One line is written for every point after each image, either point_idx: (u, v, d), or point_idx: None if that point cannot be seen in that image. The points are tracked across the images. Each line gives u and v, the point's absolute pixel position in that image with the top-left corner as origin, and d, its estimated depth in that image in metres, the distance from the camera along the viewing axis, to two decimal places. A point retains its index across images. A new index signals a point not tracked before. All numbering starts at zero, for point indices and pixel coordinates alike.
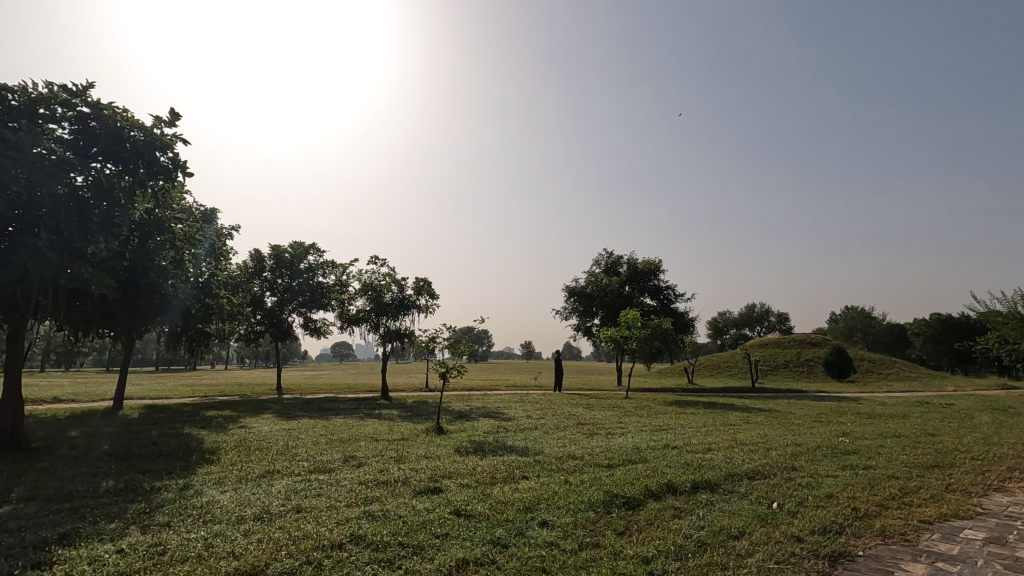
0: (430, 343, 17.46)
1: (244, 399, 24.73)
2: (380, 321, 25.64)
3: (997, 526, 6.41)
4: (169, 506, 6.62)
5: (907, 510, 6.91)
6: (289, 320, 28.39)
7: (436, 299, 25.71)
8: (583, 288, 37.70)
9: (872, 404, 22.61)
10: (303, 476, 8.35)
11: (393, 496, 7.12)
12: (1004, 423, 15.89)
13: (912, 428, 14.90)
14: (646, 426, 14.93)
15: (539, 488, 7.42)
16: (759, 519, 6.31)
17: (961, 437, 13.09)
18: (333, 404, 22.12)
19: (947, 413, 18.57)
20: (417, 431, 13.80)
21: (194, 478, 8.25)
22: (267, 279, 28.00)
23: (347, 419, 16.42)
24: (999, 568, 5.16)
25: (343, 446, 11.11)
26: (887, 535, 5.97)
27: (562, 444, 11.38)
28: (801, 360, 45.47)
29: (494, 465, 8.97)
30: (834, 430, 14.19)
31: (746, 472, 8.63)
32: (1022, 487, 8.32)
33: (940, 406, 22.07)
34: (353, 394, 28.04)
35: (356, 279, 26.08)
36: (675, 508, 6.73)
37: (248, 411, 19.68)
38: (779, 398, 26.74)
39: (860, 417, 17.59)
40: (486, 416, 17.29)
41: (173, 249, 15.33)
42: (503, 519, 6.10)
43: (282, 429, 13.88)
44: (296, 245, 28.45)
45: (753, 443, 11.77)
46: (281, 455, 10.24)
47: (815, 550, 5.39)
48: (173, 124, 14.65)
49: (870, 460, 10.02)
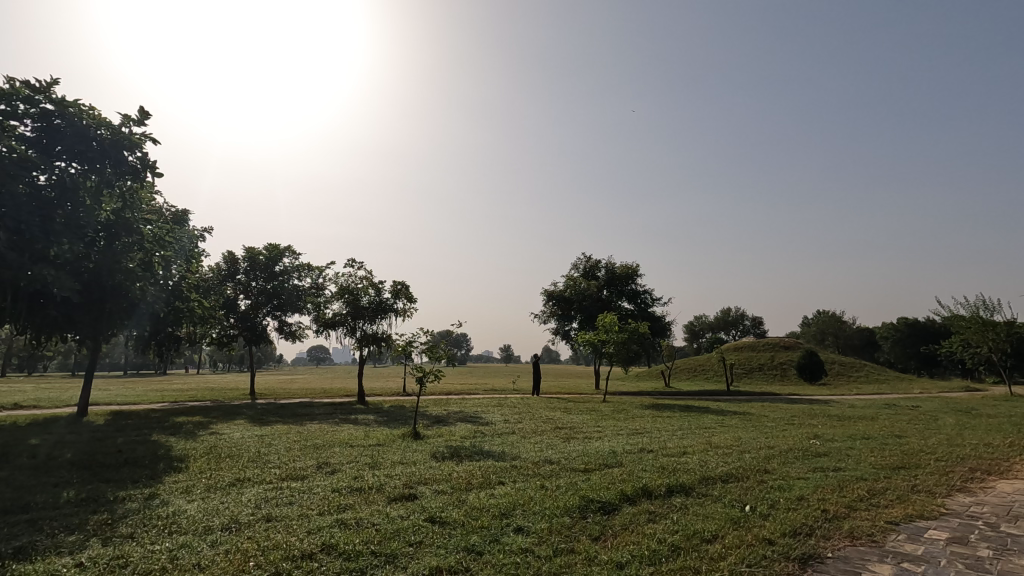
0: (407, 347, 17.31)
1: (216, 405, 24.23)
2: (357, 325, 25.36)
3: (960, 526, 6.60)
4: (133, 517, 6.42)
5: (875, 511, 7.07)
6: (264, 323, 27.88)
7: (414, 303, 25.49)
8: (561, 291, 37.86)
9: (842, 406, 23.13)
10: (274, 484, 8.19)
11: (367, 503, 7.03)
12: (967, 425, 16.42)
13: (880, 430, 15.29)
14: (623, 429, 15.03)
15: (515, 494, 7.39)
16: (731, 522, 6.39)
17: (927, 439, 13.46)
18: (308, 409, 21.77)
19: (914, 416, 19.10)
20: (393, 436, 13.64)
21: (160, 487, 8.01)
22: (241, 281, 27.47)
23: (322, 425, 16.15)
24: (961, 568, 5.30)
25: (317, 452, 10.92)
26: (856, 536, 6.09)
27: (539, 449, 11.37)
28: (775, 364, 46.35)
29: (470, 471, 8.93)
30: (806, 433, 14.44)
31: (720, 475, 8.73)
32: (984, 487, 8.60)
33: (906, 408, 22.72)
34: (329, 398, 27.64)
35: (333, 283, 25.73)
36: (650, 512, 6.76)
37: (220, 416, 19.24)
38: (753, 401, 27.24)
39: (830, 420, 18.02)
40: (464, 421, 17.21)
41: (141, 251, 14.92)
42: (478, 525, 6.06)
43: (255, 436, 13.61)
44: (271, 247, 27.98)
45: (727, 446, 11.93)
46: (252, 462, 10.03)
47: (786, 553, 5.47)
48: (142, 123, 14.34)
49: (839, 462, 10.25)
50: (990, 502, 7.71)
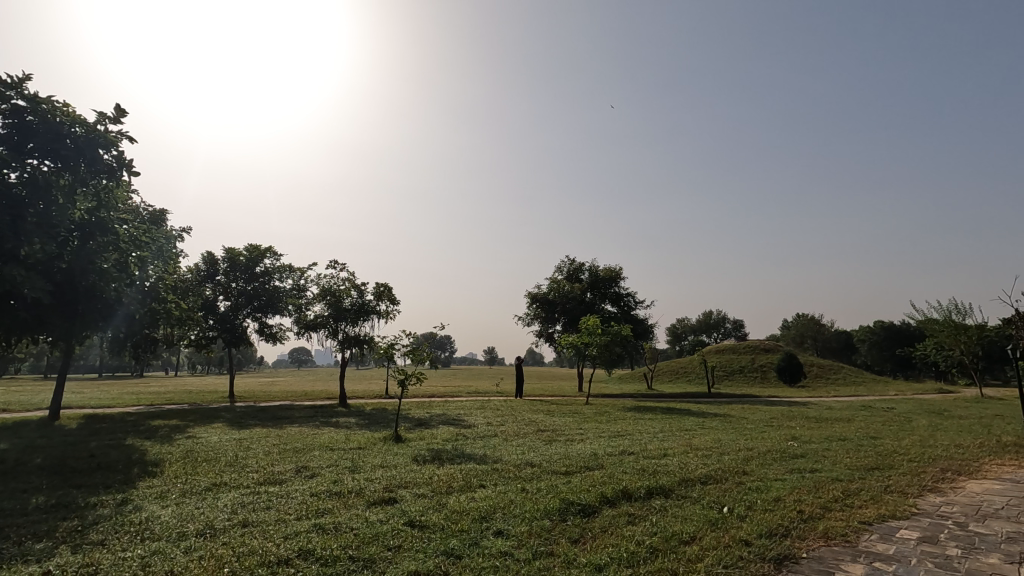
0: (389, 349, 17.19)
1: (194, 408, 23.77)
2: (339, 327, 25.14)
3: (930, 525, 6.75)
4: (104, 523, 6.28)
5: (849, 511, 7.20)
6: (244, 325, 27.49)
7: (396, 305, 25.33)
8: (545, 294, 37.91)
9: (820, 409, 23.54)
10: (252, 488, 8.07)
11: (345, 507, 6.97)
12: (939, 427, 16.83)
13: (856, 431, 15.59)
14: (605, 432, 15.10)
15: (496, 497, 7.36)
16: (710, 524, 6.44)
17: (900, 440, 13.75)
18: (288, 412, 21.49)
19: (888, 417, 19.51)
20: (374, 439, 13.54)
21: (134, 492, 7.85)
22: (220, 282, 27.05)
23: (302, 428, 16.00)
24: (931, 567, 5.42)
25: (296, 456, 10.81)
26: (830, 536, 6.19)
27: (521, 452, 11.39)
28: (755, 366, 47.00)
29: (451, 474, 8.89)
30: (784, 435, 14.67)
31: (699, 477, 8.82)
32: (954, 487, 8.81)
33: (882, 410, 23.18)
34: (310, 401, 27.34)
35: (315, 284, 25.47)
36: (629, 514, 6.80)
37: (197, 420, 18.91)
38: (733, 403, 27.59)
39: (808, 421, 18.33)
40: (446, 424, 17.17)
41: (116, 251, 14.63)
42: (458, 529, 6.03)
43: (233, 440, 13.42)
44: (251, 248, 27.60)
45: (707, 448, 12.06)
46: (230, 466, 9.87)
47: (762, 554, 5.54)
48: (117, 120, 14.05)
49: (816, 463, 10.46)
50: (959, 502, 7.91)
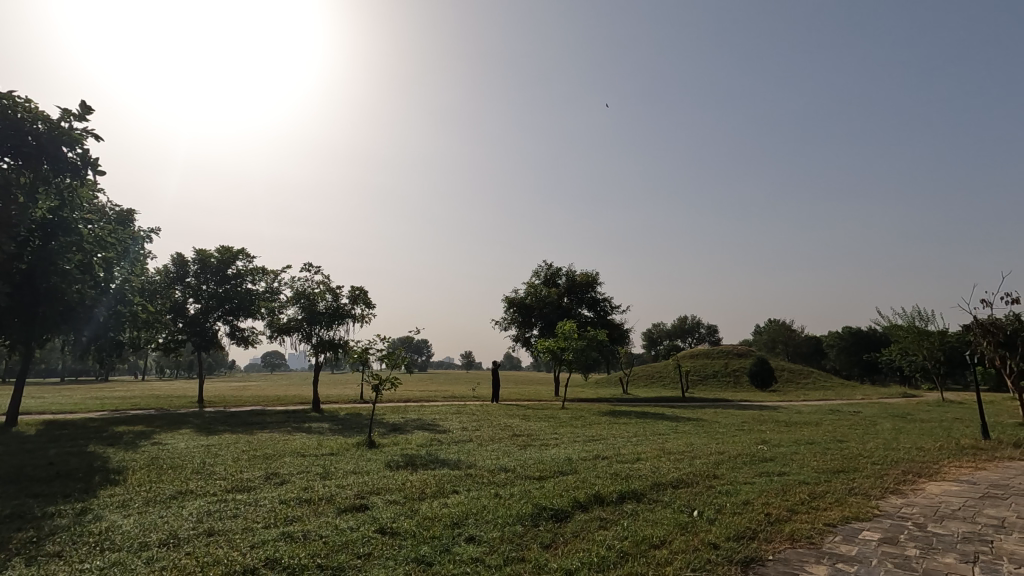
0: (364, 353, 17.00)
1: (160, 414, 23.07)
2: (313, 331, 24.78)
3: (891, 526, 6.97)
4: (61, 533, 6.07)
5: (814, 513, 7.37)
6: (215, 328, 26.90)
7: (372, 309, 25.09)
8: (521, 298, 37.92)
9: (790, 412, 24.07)
10: (219, 496, 7.87)
11: (316, 515, 6.86)
12: (902, 430, 17.35)
13: (823, 435, 15.97)
14: (580, 436, 15.14)
15: (469, 503, 7.34)
16: (680, 528, 6.52)
17: (865, 443, 14.15)
18: (259, 417, 21.06)
19: (855, 421, 20.05)
20: (347, 445, 13.39)
21: (94, 501, 7.59)
22: (190, 284, 26.41)
23: (273, 434, 15.70)
24: (891, 567, 5.58)
25: (266, 462, 10.61)
26: (795, 538, 6.34)
27: (495, 457, 11.36)
28: (728, 371, 47.77)
29: (424, 480, 8.82)
30: (754, 438, 14.97)
31: (671, 481, 8.94)
32: (914, 489, 9.09)
33: (849, 413, 23.75)
34: (282, 406, 26.81)
35: (288, 287, 25.06)
36: (601, 519, 6.85)
37: (164, 426, 18.38)
38: (706, 407, 27.95)
39: (778, 425, 18.68)
40: (421, 429, 17.04)
41: (80, 252, 14.24)
42: (430, 535, 6.00)
43: (201, 446, 13.11)
44: (224, 249, 27.07)
45: (679, 451, 12.22)
46: (196, 473, 9.63)
47: (729, 556, 5.64)
48: (83, 118, 13.67)
49: (784, 466, 10.67)
50: (919, 503, 8.18)
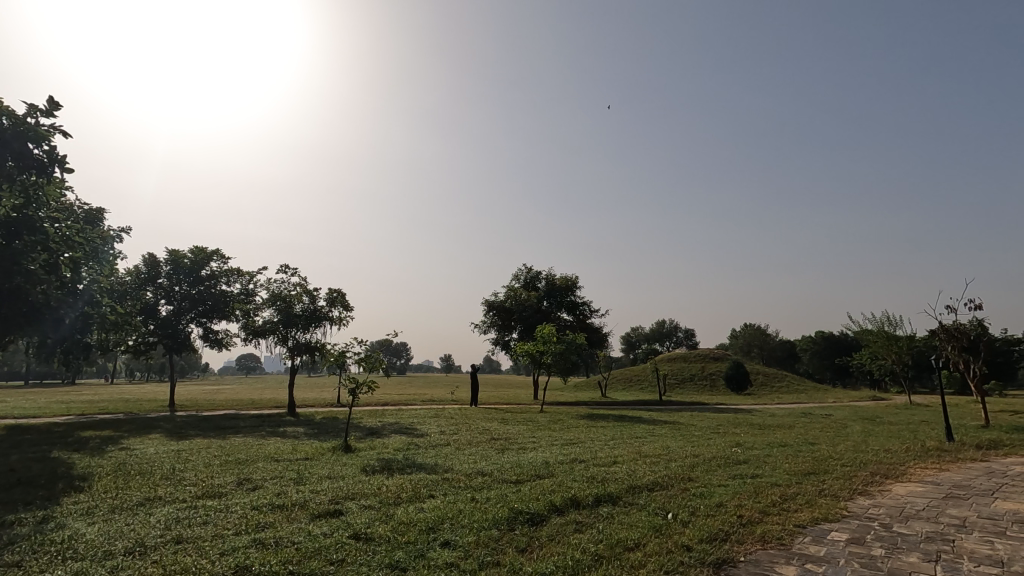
0: (341, 357, 16.79)
1: (129, 418, 22.48)
2: (289, 334, 24.40)
3: (858, 527, 7.14)
4: (20, 543, 5.87)
5: (785, 515, 7.51)
6: (188, 330, 26.29)
7: (350, 312, 24.84)
8: (501, 301, 37.91)
9: (763, 415, 24.50)
10: (188, 503, 7.70)
11: (288, 521, 6.75)
12: (871, 433, 17.79)
13: (795, 438, 16.31)
14: (558, 440, 15.21)
15: (444, 507, 7.31)
16: (654, 530, 6.59)
17: (835, 445, 14.49)
18: (232, 422, 20.66)
19: (827, 424, 20.48)
20: (322, 449, 13.20)
21: (57, 509, 7.35)
22: (162, 286, 25.79)
23: (247, 438, 15.41)
24: (857, 567, 5.72)
25: (238, 468, 10.42)
26: (766, 540, 6.44)
27: (472, 461, 11.33)
28: (704, 374, 48.42)
29: (400, 484, 8.74)
30: (729, 441, 15.21)
31: (646, 484, 9.01)
32: (881, 491, 9.33)
33: (820, 417, 24.26)
34: (257, 410, 26.34)
35: (264, 289, 24.67)
36: (577, 522, 6.88)
37: (133, 431, 17.91)
38: (683, 410, 28.28)
39: (752, 428, 19.02)
40: (398, 433, 16.92)
41: (46, 251, 13.82)
42: (404, 541, 5.95)
43: (171, 451, 12.81)
44: (197, 249, 26.56)
45: (655, 455, 12.34)
46: (165, 479, 9.39)
47: (702, 559, 5.71)
48: (50, 114, 13.29)
49: (757, 468, 10.86)
50: (885, 504, 8.41)
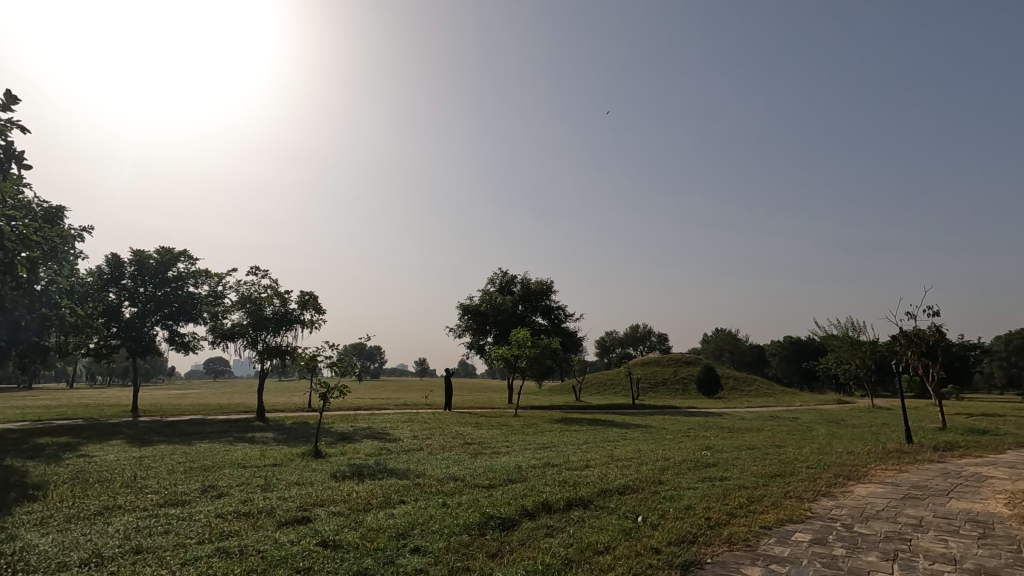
0: (313, 361, 16.53)
1: (89, 424, 21.67)
2: (258, 337, 23.89)
3: (821, 528, 7.32)
4: None
5: (751, 517, 7.65)
6: (152, 333, 25.50)
7: (322, 314, 24.49)
8: (476, 305, 37.81)
9: (733, 419, 24.94)
10: (148, 511, 7.47)
11: (254, 529, 6.60)
12: (836, 435, 18.27)
13: (763, 440, 16.65)
14: (531, 444, 15.24)
15: (415, 513, 7.26)
16: (624, 533, 6.64)
17: (801, 448, 14.84)
18: (198, 427, 20.11)
19: (794, 427, 20.93)
20: (291, 455, 12.95)
21: (8, 520, 7.06)
22: (126, 287, 24.97)
23: (212, 444, 15.02)
24: (820, 566, 5.88)
25: (203, 475, 10.15)
26: (733, 542, 6.56)
27: (445, 466, 11.28)
28: (677, 378, 49.13)
29: (371, 490, 8.63)
30: (699, 444, 15.44)
31: (618, 487, 9.09)
32: (843, 492, 9.61)
33: (788, 419, 24.80)
34: (224, 415, 25.68)
35: (233, 291, 24.13)
36: (548, 526, 6.90)
37: (93, 437, 17.28)
38: (656, 414, 28.56)
39: (721, 431, 19.35)
40: (370, 438, 16.71)
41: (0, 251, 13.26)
42: (373, 547, 5.88)
43: (133, 458, 12.40)
44: (164, 249, 25.88)
45: (627, 458, 12.47)
46: (125, 488, 9.07)
47: (670, 560, 5.79)
48: (7, 108, 12.79)
49: (725, 471, 11.05)
50: (847, 504, 8.65)
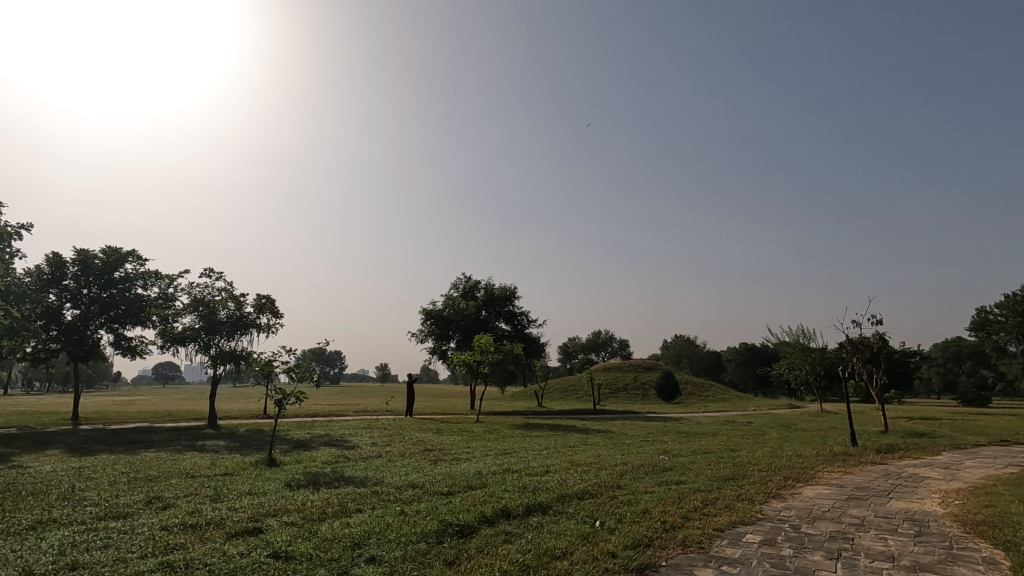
0: (269, 366, 16.04)
1: (24, 433, 20.43)
2: (212, 341, 23.07)
3: (770, 529, 7.55)
4: None
5: (705, 519, 7.83)
6: (96, 337, 24.35)
7: (279, 318, 23.86)
8: (439, 310, 37.54)
9: (691, 423, 25.46)
10: (87, 525, 7.08)
11: (201, 541, 6.35)
12: (786, 439, 18.95)
13: (718, 444, 17.08)
14: (492, 450, 15.22)
15: (371, 521, 7.13)
16: (581, 538, 6.70)
17: (754, 451, 15.30)
18: (144, 436, 19.21)
19: (748, 431, 21.58)
20: (244, 463, 12.53)
21: None
22: (68, 288, 23.70)
23: (159, 453, 14.36)
24: (768, 567, 6.07)
25: (148, 485, 9.69)
26: (687, 544, 6.70)
27: (404, 473, 11.13)
28: (637, 384, 49.98)
29: (326, 499, 8.44)
30: (657, 449, 15.72)
31: (577, 492, 9.16)
32: (792, 494, 9.94)
33: (742, 424, 25.51)
34: (173, 423, 24.65)
35: (185, 293, 23.23)
36: (506, 533, 6.89)
37: (27, 446, 16.27)
38: (616, 419, 28.93)
39: (679, 435, 19.75)
40: (328, 445, 16.35)
41: None
42: (328, 558, 5.73)
43: (71, 468, 11.75)
44: (111, 249, 24.73)
45: (587, 463, 12.57)
46: (62, 500, 8.58)
47: (626, 564, 5.87)
48: None
49: (681, 475, 11.29)
50: (795, 506, 8.96)
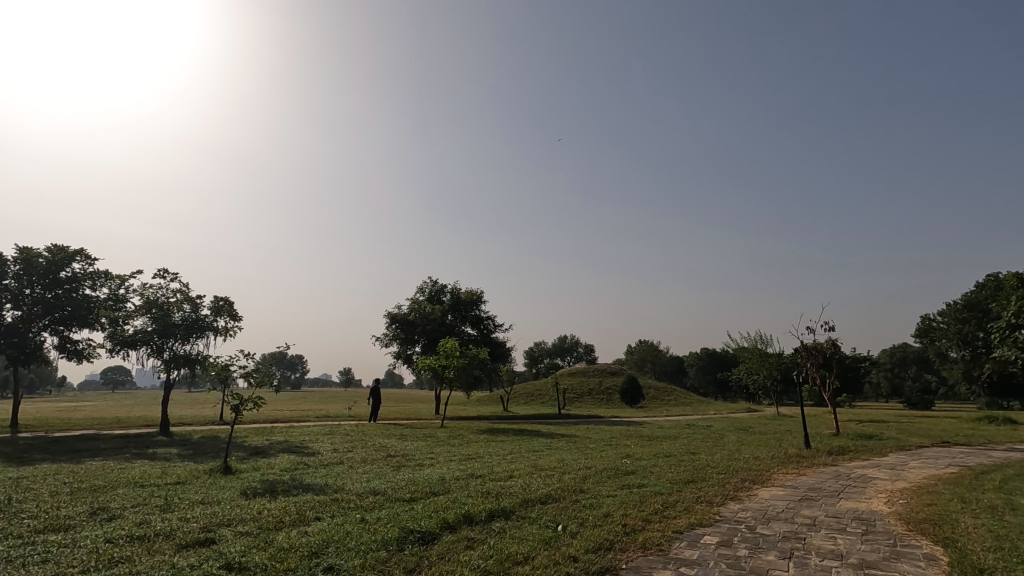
0: (226, 371, 15.53)
1: None
2: (165, 345, 22.17)
3: (727, 530, 7.74)
4: None
5: (665, 522, 7.97)
6: (39, 339, 23.20)
7: (238, 322, 23.15)
8: (404, 314, 37.16)
9: (653, 427, 25.91)
10: (24, 539, 6.69)
11: (149, 553, 6.09)
12: (743, 441, 19.43)
13: (679, 448, 17.40)
14: (455, 455, 15.11)
15: (330, 530, 6.97)
16: (543, 543, 6.72)
17: (713, 454, 15.65)
18: (90, 443, 18.34)
19: (707, 434, 22.07)
20: (198, 471, 12.09)
21: None
22: (9, 287, 22.45)
23: (105, 461, 13.71)
24: (724, 567, 6.22)
25: (92, 496, 9.21)
26: (646, 547, 6.81)
27: (365, 479, 10.93)
28: (601, 388, 50.51)
29: (284, 507, 8.21)
30: (620, 452, 15.90)
31: (540, 497, 9.18)
32: (748, 495, 10.21)
33: (703, 427, 26.07)
34: (122, 430, 23.57)
35: (137, 294, 22.29)
36: (468, 539, 6.85)
37: None
38: (580, 423, 29.14)
39: (641, 439, 20.05)
40: (287, 451, 15.94)
41: None
42: (283, 568, 5.58)
43: (8, 478, 11.09)
44: (57, 248, 23.58)
45: (550, 467, 12.61)
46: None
47: (586, 567, 5.92)
48: None
49: (643, 478, 11.44)
50: (751, 507, 9.20)
